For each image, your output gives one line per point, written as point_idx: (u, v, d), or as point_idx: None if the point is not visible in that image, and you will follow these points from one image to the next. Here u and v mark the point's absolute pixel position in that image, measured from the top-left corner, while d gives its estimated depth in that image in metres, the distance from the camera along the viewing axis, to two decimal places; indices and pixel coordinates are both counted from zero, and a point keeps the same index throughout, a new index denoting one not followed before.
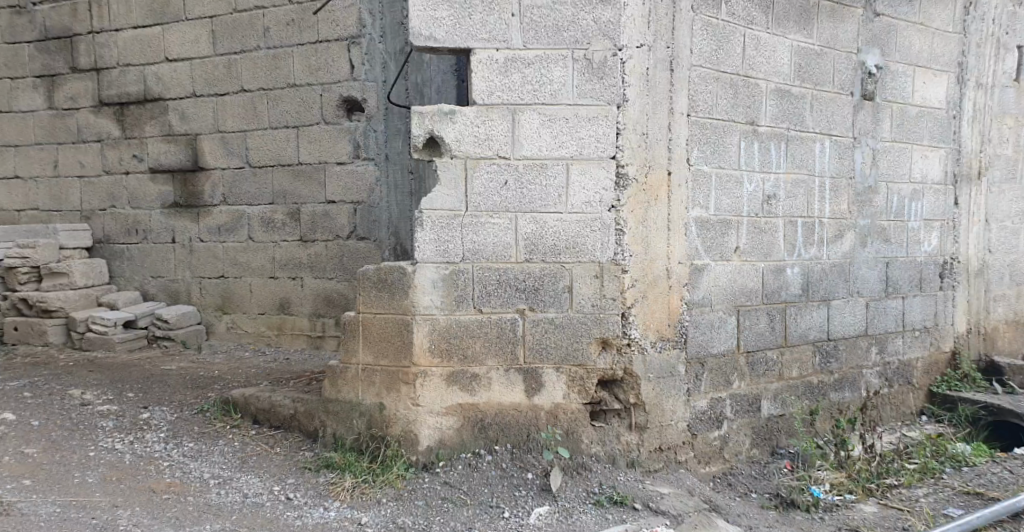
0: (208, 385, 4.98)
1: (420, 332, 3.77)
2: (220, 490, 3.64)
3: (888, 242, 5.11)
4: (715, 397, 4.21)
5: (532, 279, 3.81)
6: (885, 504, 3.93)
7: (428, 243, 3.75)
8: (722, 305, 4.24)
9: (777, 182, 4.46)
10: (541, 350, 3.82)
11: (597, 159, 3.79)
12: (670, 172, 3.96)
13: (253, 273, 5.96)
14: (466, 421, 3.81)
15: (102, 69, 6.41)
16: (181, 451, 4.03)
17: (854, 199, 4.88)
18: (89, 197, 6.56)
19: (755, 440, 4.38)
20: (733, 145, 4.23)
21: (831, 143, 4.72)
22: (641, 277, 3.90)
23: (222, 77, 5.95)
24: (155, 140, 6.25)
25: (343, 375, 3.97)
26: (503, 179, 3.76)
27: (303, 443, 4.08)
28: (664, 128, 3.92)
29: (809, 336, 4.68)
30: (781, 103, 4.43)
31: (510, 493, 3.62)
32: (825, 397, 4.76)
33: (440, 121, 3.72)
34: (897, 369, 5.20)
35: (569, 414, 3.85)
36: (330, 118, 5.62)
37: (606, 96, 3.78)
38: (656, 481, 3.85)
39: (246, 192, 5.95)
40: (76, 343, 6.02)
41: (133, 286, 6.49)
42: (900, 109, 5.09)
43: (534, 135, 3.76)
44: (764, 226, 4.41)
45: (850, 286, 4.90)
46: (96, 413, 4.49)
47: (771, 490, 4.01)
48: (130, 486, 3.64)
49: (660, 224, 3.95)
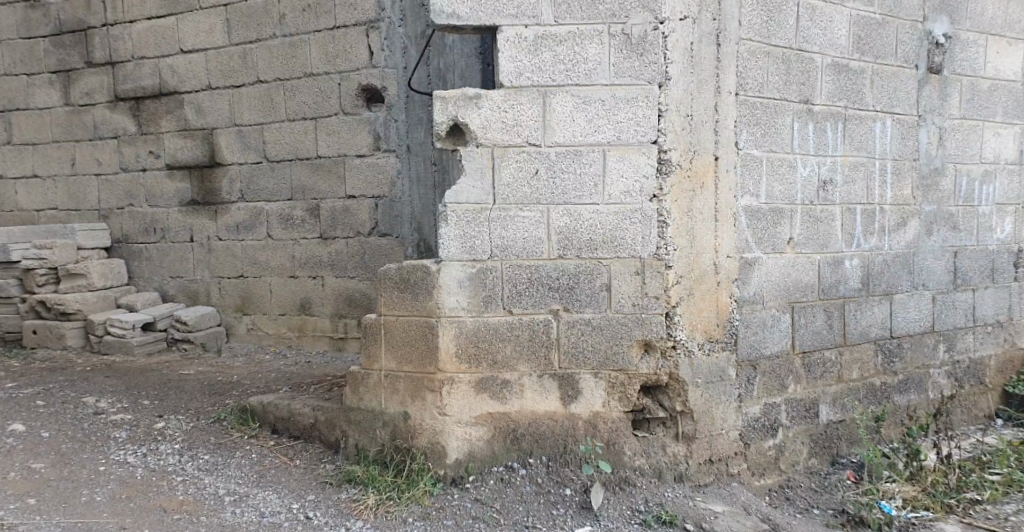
0: (227, 391, 4.75)
1: (446, 336, 3.48)
2: (236, 509, 3.39)
3: (956, 230, 4.68)
4: (769, 402, 3.84)
5: (567, 276, 3.48)
6: (968, 523, 3.55)
7: (453, 239, 3.45)
8: (775, 302, 3.86)
9: (834, 166, 4.06)
10: (577, 354, 3.49)
11: (636, 144, 3.45)
12: (718, 156, 3.59)
13: (274, 272, 5.72)
14: (498, 432, 3.50)
15: (117, 63, 6.21)
16: (195, 465, 3.79)
17: (918, 182, 4.46)
18: (106, 195, 6.39)
19: (813, 449, 4.01)
20: (785, 127, 3.85)
21: (892, 122, 4.30)
22: (686, 273, 3.56)
23: (238, 68, 5.70)
24: (172, 135, 6.04)
25: (365, 382, 3.68)
26: (534, 168, 3.44)
27: (323, 455, 3.81)
28: (711, 109, 3.56)
29: (870, 334, 4.28)
30: (838, 79, 4.03)
31: (548, 512, 3.32)
32: (889, 400, 4.36)
33: (463, 107, 3.41)
34: (967, 368, 4.77)
35: (609, 423, 3.52)
36: (349, 108, 5.35)
37: (646, 75, 3.43)
38: (707, 496, 3.51)
39: (265, 187, 5.71)
40: (95, 346, 5.85)
41: (152, 287, 6.30)
42: (970, 83, 4.65)
43: (566, 119, 3.42)
44: (820, 215, 4.02)
45: (914, 279, 4.48)
46: (109, 423, 4.28)
47: (836, 506, 3.67)
48: (140, 505, 3.41)
49: (707, 214, 3.59)
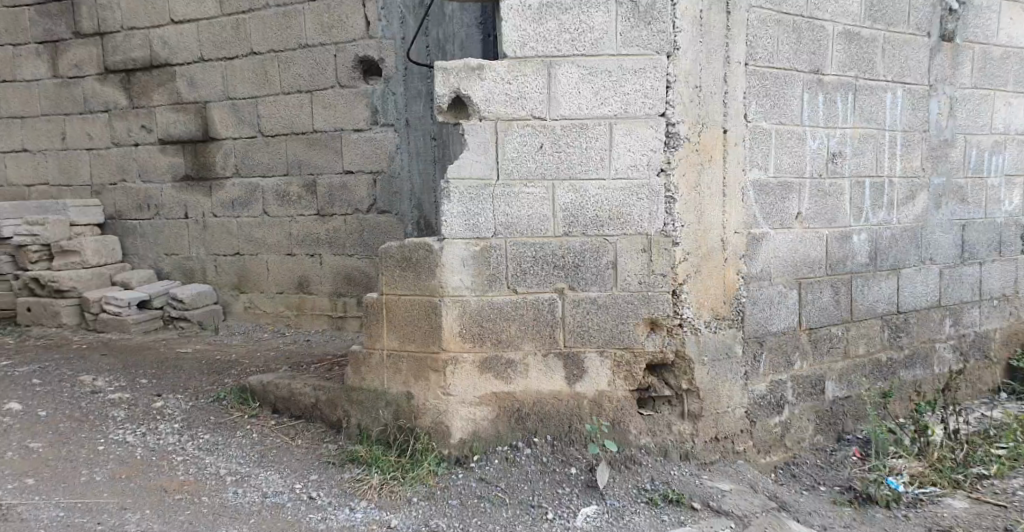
0: (225, 370, 4.67)
1: (449, 315, 3.41)
2: (238, 489, 3.29)
3: (965, 203, 4.61)
4: (775, 379, 3.81)
5: (573, 254, 3.41)
6: (977, 499, 3.53)
7: (456, 216, 3.37)
8: (782, 278, 3.80)
9: (844, 137, 3.98)
10: (583, 333, 3.44)
11: (644, 117, 3.35)
12: (726, 129, 3.51)
13: (270, 249, 5.64)
14: (502, 412, 3.45)
15: (106, 34, 6.05)
16: (196, 444, 3.68)
17: (927, 153, 4.38)
18: (98, 171, 6.26)
19: (819, 426, 3.98)
20: (795, 98, 3.75)
21: (903, 92, 4.21)
22: (694, 248, 3.49)
23: (231, 39, 5.55)
24: (164, 109, 5.90)
25: (367, 362, 3.62)
26: (538, 143, 3.35)
27: (325, 434, 3.73)
28: (720, 80, 3.47)
29: (877, 309, 4.23)
30: (849, 48, 3.93)
31: (554, 491, 3.27)
32: (894, 376, 4.33)
33: (466, 79, 3.31)
34: (972, 342, 4.74)
35: (615, 402, 3.47)
36: (345, 80, 5.22)
37: (654, 45, 3.33)
38: (714, 475, 3.48)
39: (260, 162, 5.60)
40: (90, 324, 5.78)
41: (147, 264, 6.20)
42: (983, 52, 4.55)
43: (571, 92, 3.32)
44: (829, 189, 3.95)
45: (922, 253, 4.42)
46: (107, 401, 4.18)
47: (842, 483, 3.65)
48: (140, 485, 3.29)
49: (714, 190, 3.51)
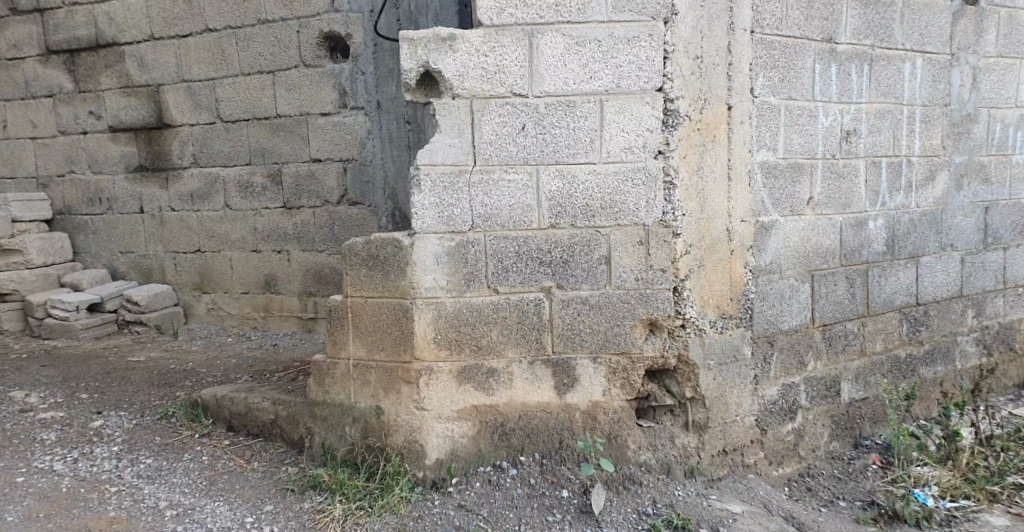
0: (179, 381, 4.26)
1: (423, 320, 3.01)
2: (176, 526, 2.88)
3: (988, 183, 4.24)
4: (787, 383, 3.43)
5: (560, 249, 3.01)
6: (1016, 514, 3.18)
7: (428, 208, 2.96)
8: (794, 271, 3.41)
9: (858, 114, 3.58)
10: (573, 337, 3.04)
11: (638, 92, 2.95)
12: (731, 105, 3.11)
13: (234, 245, 5.21)
14: (483, 428, 3.06)
15: (47, 11, 5.56)
16: (134, 471, 3.27)
17: (949, 130, 4.00)
18: (44, 161, 5.80)
19: (835, 432, 3.62)
20: (806, 70, 3.35)
21: (923, 61, 3.81)
22: (696, 241, 3.09)
23: (184, 15, 5.10)
24: (114, 94, 5.45)
25: (330, 373, 3.21)
26: (520, 123, 2.94)
27: (285, 456, 3.31)
28: (723, 50, 3.06)
29: (895, 301, 3.85)
30: (865, 14, 3.52)
31: (542, 518, 2.87)
32: (914, 373, 3.97)
33: (433, 52, 2.89)
34: (997, 334, 4.38)
35: (610, 414, 3.09)
36: (309, 59, 4.79)
37: (649, 9, 2.91)
38: (722, 494, 3.10)
39: (220, 150, 5.16)
40: (36, 331, 5.35)
41: (100, 262, 5.76)
42: (1008, 16, 4.16)
43: (556, 64, 2.91)
44: (842, 170, 3.55)
45: (943, 239, 4.05)
46: (37, 422, 3.75)
47: (864, 497, 3.29)
48: (61, 525, 2.88)
49: (718, 172, 3.11)
